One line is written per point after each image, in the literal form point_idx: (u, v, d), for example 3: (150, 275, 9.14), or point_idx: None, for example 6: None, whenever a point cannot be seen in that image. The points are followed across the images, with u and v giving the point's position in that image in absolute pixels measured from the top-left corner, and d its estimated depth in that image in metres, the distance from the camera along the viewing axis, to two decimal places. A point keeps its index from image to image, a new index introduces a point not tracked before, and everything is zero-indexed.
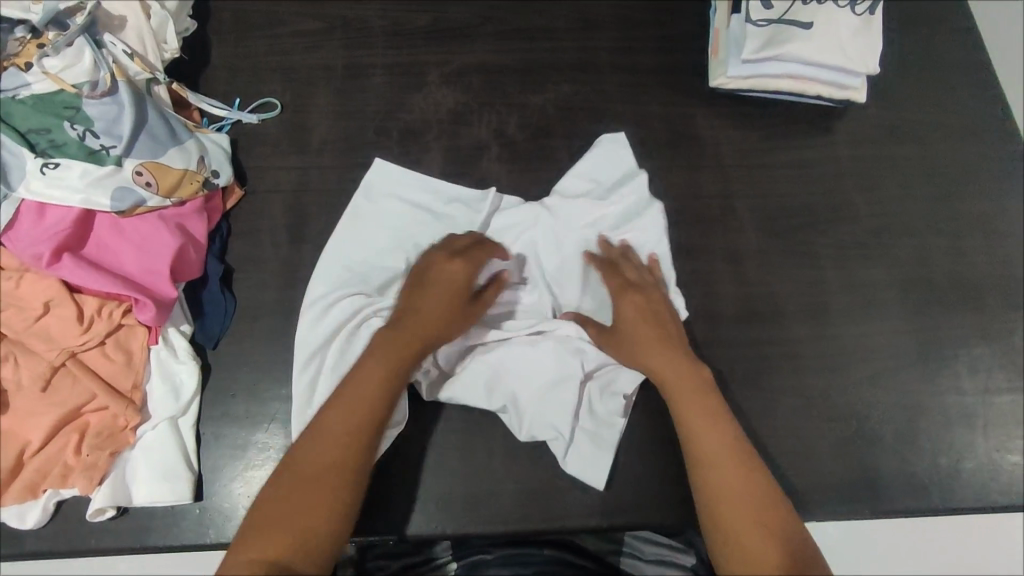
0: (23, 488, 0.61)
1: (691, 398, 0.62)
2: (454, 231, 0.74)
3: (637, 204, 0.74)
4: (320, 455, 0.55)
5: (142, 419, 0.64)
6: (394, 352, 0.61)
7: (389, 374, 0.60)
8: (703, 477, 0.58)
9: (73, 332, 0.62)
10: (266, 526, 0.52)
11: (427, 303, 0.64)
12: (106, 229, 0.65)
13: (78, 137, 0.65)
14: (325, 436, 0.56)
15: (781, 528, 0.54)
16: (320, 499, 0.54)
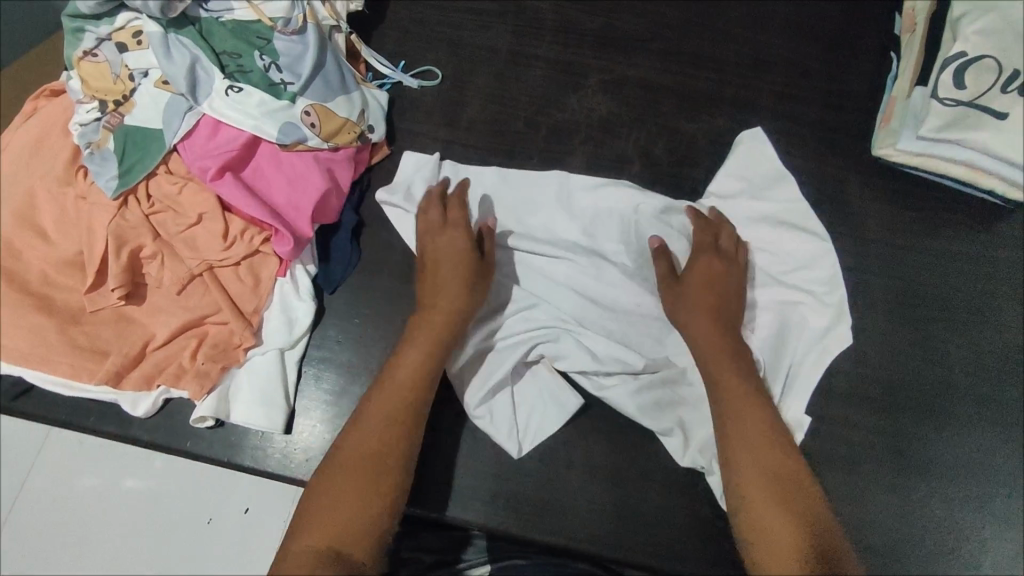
0: (140, 378, 0.65)
1: (727, 369, 0.66)
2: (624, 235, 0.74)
3: (791, 208, 0.77)
4: (366, 436, 0.60)
5: (255, 343, 0.67)
6: (404, 344, 0.65)
7: (423, 358, 0.64)
8: (730, 456, 0.61)
9: (216, 246, 0.66)
10: (327, 507, 0.56)
11: (447, 281, 0.67)
12: (266, 158, 0.69)
13: (264, 68, 0.68)
14: (362, 425, 0.61)
15: (795, 499, 0.58)
16: (375, 488, 0.58)
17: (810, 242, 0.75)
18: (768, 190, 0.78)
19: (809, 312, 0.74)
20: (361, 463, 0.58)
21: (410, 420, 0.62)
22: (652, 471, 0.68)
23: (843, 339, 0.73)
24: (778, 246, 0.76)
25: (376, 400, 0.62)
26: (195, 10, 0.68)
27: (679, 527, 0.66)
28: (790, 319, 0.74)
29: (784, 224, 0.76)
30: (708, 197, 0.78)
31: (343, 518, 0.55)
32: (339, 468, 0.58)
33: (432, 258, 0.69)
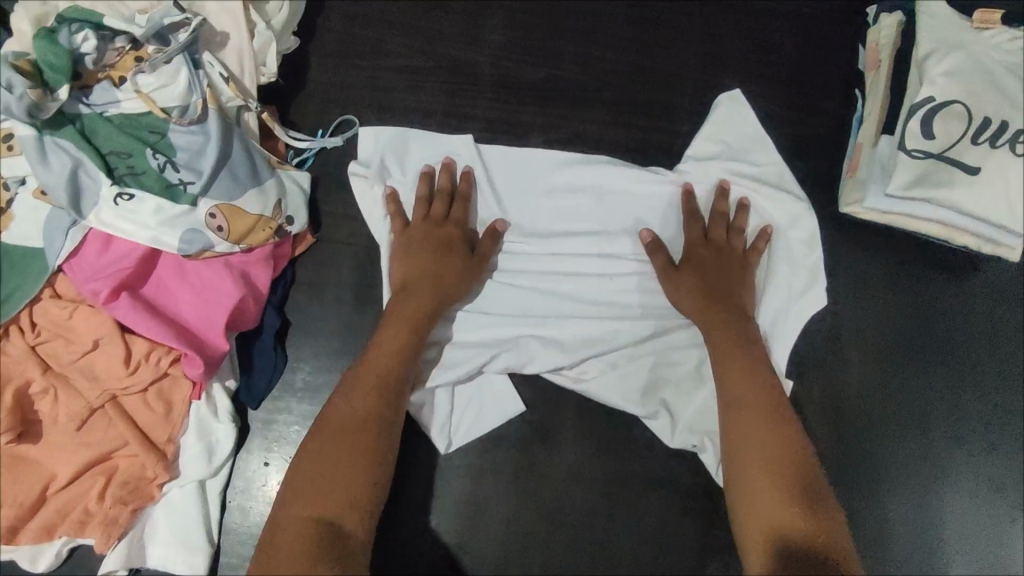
0: (40, 528, 0.58)
1: (727, 337, 0.64)
2: (601, 201, 0.70)
3: (770, 171, 0.73)
4: (352, 405, 0.57)
5: (170, 477, 0.60)
6: (393, 314, 0.62)
7: (414, 330, 0.62)
8: (733, 430, 0.60)
9: (118, 374, 0.59)
10: (313, 481, 0.53)
11: (439, 278, 0.64)
12: (169, 268, 0.61)
13: (158, 168, 0.61)
14: (352, 390, 0.58)
15: (796, 466, 0.56)
16: (366, 461, 0.55)
17: (792, 204, 0.71)
18: (745, 153, 0.73)
19: (790, 282, 0.71)
20: (351, 434, 0.55)
21: (399, 394, 0.59)
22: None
23: (818, 302, 0.70)
24: (760, 206, 0.72)
25: (365, 369, 0.59)
26: (75, 106, 0.60)
27: None
28: (771, 287, 0.71)
29: (766, 185, 0.71)
30: (686, 159, 0.72)
31: (329, 488, 0.53)
32: (327, 441, 0.55)
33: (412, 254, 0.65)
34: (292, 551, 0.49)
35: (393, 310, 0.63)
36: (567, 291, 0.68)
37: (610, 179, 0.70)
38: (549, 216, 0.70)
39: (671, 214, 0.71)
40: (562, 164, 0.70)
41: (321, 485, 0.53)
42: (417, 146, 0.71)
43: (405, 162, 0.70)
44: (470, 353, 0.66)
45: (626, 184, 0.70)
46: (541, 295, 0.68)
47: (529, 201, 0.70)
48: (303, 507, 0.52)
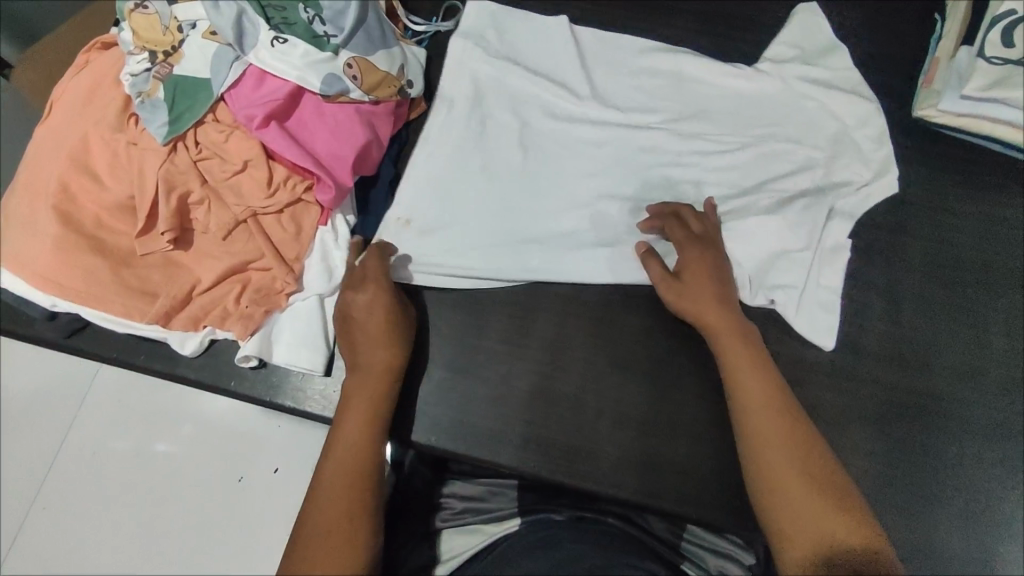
0: (188, 319, 0.67)
1: (750, 376, 0.61)
2: (683, 85, 0.79)
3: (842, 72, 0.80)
4: (339, 507, 0.56)
5: (297, 289, 0.69)
6: (345, 405, 0.62)
7: (368, 421, 0.62)
8: (747, 428, 0.59)
9: (260, 194, 0.68)
10: (314, 564, 0.53)
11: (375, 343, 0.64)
12: (309, 109, 0.70)
13: (307, 20, 0.70)
14: (330, 479, 0.58)
15: (819, 470, 0.56)
16: (349, 537, 0.55)
17: (862, 100, 0.78)
18: (819, 57, 0.81)
19: (863, 174, 0.76)
20: (337, 531, 0.55)
21: (375, 495, 0.59)
22: (682, 423, 0.69)
23: (892, 185, 0.77)
24: (834, 100, 0.78)
25: (338, 461, 0.59)
26: None
27: (708, 479, 0.67)
28: (848, 165, 0.76)
29: (835, 88, 0.78)
30: (762, 60, 0.80)
31: (333, 533, 0.55)
32: (317, 527, 0.55)
33: (350, 308, 0.66)
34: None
35: (348, 406, 0.62)
36: (649, 159, 0.76)
37: (695, 69, 0.79)
38: (634, 92, 0.79)
39: (745, 101, 0.79)
40: (650, 50, 0.80)
41: (324, 528, 0.55)
42: (518, 31, 0.80)
43: (511, 41, 0.80)
44: (554, 198, 0.75)
45: (709, 73, 0.79)
46: (628, 157, 0.76)
47: (619, 76, 0.79)
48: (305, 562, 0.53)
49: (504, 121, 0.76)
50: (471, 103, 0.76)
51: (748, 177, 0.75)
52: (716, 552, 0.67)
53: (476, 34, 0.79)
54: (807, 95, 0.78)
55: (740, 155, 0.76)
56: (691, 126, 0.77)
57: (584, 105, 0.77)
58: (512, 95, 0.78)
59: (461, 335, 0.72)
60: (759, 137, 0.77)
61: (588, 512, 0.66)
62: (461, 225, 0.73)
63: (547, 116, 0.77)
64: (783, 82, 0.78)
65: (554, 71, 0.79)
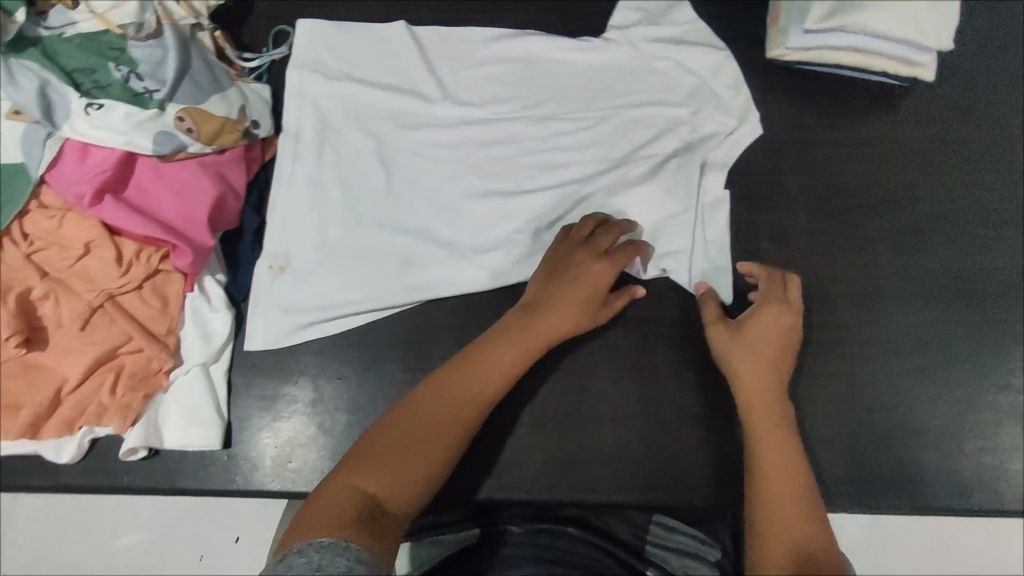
0: (60, 424, 0.62)
1: (763, 415, 0.57)
2: (533, 71, 0.79)
3: (686, 28, 0.80)
4: (437, 417, 0.56)
5: (175, 364, 0.65)
6: (528, 326, 0.61)
7: (530, 340, 0.61)
8: (762, 488, 0.53)
9: (112, 274, 0.63)
10: (384, 460, 0.53)
11: (564, 283, 0.63)
12: (147, 173, 0.65)
13: (122, 79, 0.64)
14: (449, 389, 0.57)
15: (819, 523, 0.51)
16: (434, 448, 0.54)
17: (711, 53, 0.79)
18: (662, 17, 0.80)
19: (728, 126, 0.76)
20: (393, 465, 0.52)
21: (478, 417, 0.57)
22: (599, 410, 0.68)
23: (756, 130, 0.77)
24: (682, 62, 0.79)
25: (467, 372, 0.58)
26: (35, 30, 0.64)
27: (634, 460, 0.67)
28: (710, 119, 0.76)
29: (684, 43, 0.79)
30: (609, 32, 0.80)
31: (396, 470, 0.52)
32: (405, 423, 0.55)
33: (563, 259, 0.65)
34: (335, 509, 0.48)
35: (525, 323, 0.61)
36: (513, 153, 0.76)
37: (543, 53, 0.80)
38: (483, 87, 0.78)
39: (594, 77, 0.79)
40: (493, 42, 0.80)
41: (390, 461, 0.52)
42: (354, 46, 0.79)
43: (348, 58, 0.79)
44: (421, 208, 0.73)
45: (555, 54, 0.80)
46: (493, 154, 0.76)
47: (465, 72, 0.79)
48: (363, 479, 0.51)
49: (355, 142, 0.75)
50: (319, 132, 0.75)
51: (611, 151, 0.76)
52: (681, 551, 0.64)
53: (313, 61, 0.78)
54: (658, 56, 0.79)
55: (596, 131, 0.76)
56: (544, 111, 0.78)
57: (434, 111, 0.77)
58: (359, 115, 0.76)
59: (363, 373, 0.69)
60: (612, 111, 0.77)
61: (544, 523, 0.63)
62: (332, 257, 0.71)
63: (399, 129, 0.76)
64: (631, 48, 0.79)
65: (402, 81, 0.78)
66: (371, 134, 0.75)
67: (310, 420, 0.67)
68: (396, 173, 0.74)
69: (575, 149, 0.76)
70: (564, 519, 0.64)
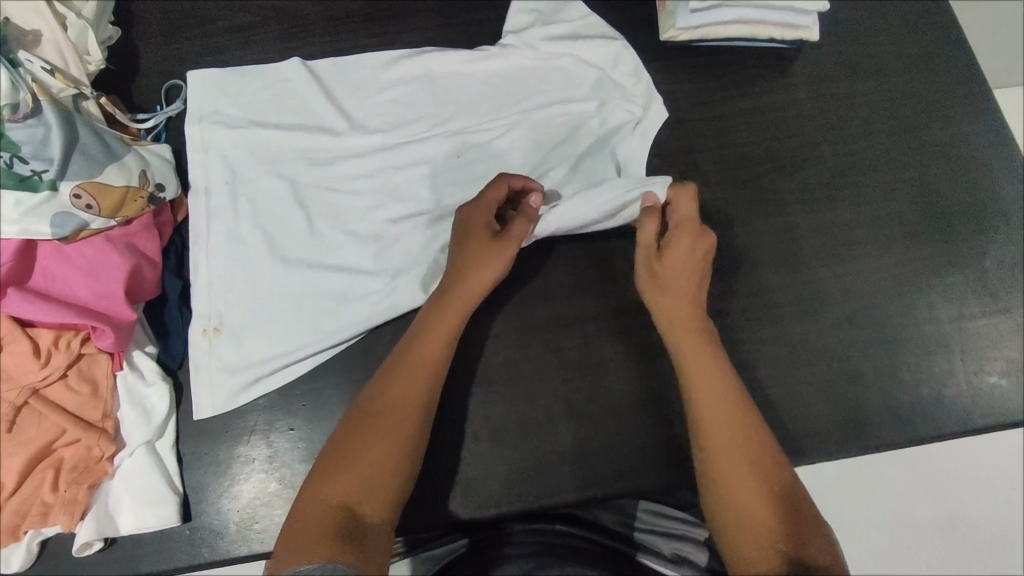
0: (4, 533, 0.59)
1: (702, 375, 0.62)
2: (437, 88, 0.79)
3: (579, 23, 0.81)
4: (390, 413, 0.58)
5: (118, 447, 0.63)
6: (451, 299, 0.63)
7: (448, 309, 0.63)
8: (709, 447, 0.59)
9: (31, 368, 0.60)
10: (348, 467, 0.55)
11: (469, 250, 0.64)
12: (51, 257, 0.63)
13: (5, 164, 0.61)
14: (396, 380, 0.60)
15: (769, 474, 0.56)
16: (395, 439, 0.57)
17: (607, 44, 0.80)
18: (555, 16, 0.81)
19: (636, 115, 0.78)
20: (357, 469, 0.55)
21: (427, 405, 0.60)
22: (556, 412, 0.69)
23: (663, 113, 0.79)
24: (582, 57, 0.80)
25: (406, 362, 0.61)
26: None
27: (597, 455, 0.68)
28: (616, 111, 0.78)
29: (580, 38, 0.80)
30: (505, 37, 0.80)
31: (361, 472, 0.55)
32: (362, 425, 0.57)
33: (463, 227, 0.66)
34: (314, 529, 0.51)
35: (451, 296, 0.64)
36: (430, 172, 0.75)
37: (444, 68, 0.79)
38: (391, 111, 0.78)
39: (498, 84, 0.79)
40: (391, 65, 0.79)
41: (353, 465, 0.55)
42: (252, 91, 0.77)
43: (247, 104, 0.77)
44: (346, 243, 0.72)
45: (456, 67, 0.79)
46: (410, 176, 0.75)
47: (369, 98, 0.78)
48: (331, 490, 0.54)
49: (269, 188, 0.74)
50: (230, 184, 0.74)
51: (528, 156, 0.77)
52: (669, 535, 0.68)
53: (211, 112, 0.76)
54: (558, 54, 0.80)
55: (509, 139, 0.77)
56: (455, 125, 0.77)
57: (345, 143, 0.76)
58: (268, 159, 0.75)
59: (318, 418, 0.68)
60: (522, 116, 0.78)
61: (535, 523, 0.66)
62: (264, 307, 0.70)
63: (312, 167, 0.75)
64: (531, 50, 0.80)
65: (307, 118, 0.77)
66: (284, 178, 0.74)
67: (270, 477, 0.66)
68: (316, 212, 0.73)
69: (490, 159, 0.76)
70: (553, 517, 0.68)
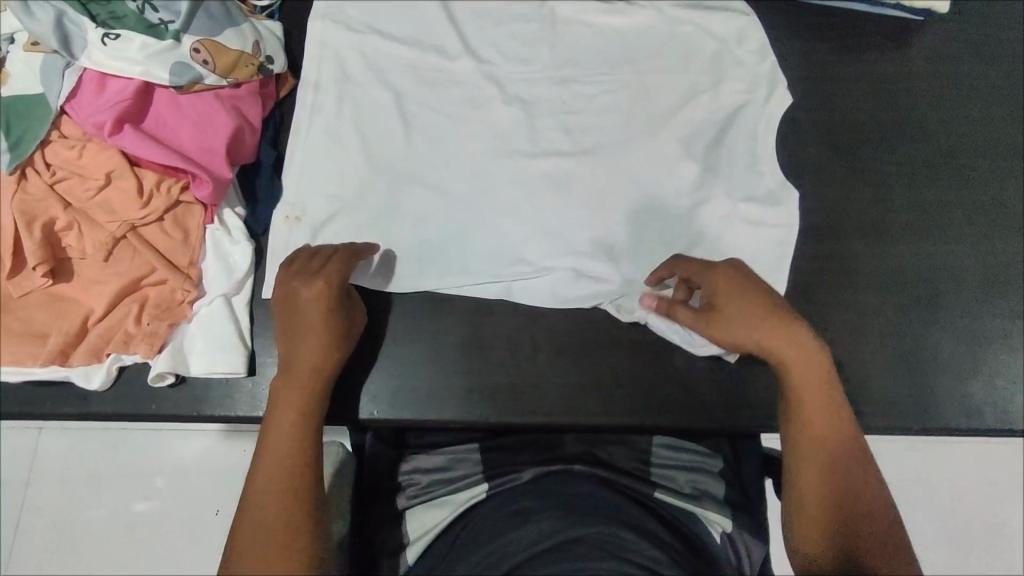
0: (89, 351, 0.63)
1: (808, 392, 0.58)
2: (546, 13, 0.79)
3: None
4: (274, 496, 0.53)
5: (199, 295, 0.65)
6: (305, 366, 0.58)
7: (314, 403, 0.58)
8: (796, 477, 0.58)
9: (133, 204, 0.63)
10: (253, 567, 0.51)
11: (314, 327, 0.59)
12: (165, 104, 0.65)
13: (137, 10, 0.64)
14: (270, 461, 0.55)
15: (854, 499, 0.56)
16: (290, 517, 0.53)
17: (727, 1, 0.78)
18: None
19: (751, 96, 0.76)
20: (264, 554, 0.51)
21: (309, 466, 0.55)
22: (618, 339, 0.70)
23: (784, 100, 0.75)
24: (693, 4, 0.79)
25: (271, 438, 0.56)
26: None
27: (652, 385, 0.68)
28: (722, 61, 0.77)
29: (706, 9, 0.79)
30: None
31: (271, 566, 0.51)
32: (256, 508, 0.53)
33: (298, 312, 0.59)
34: None
35: (290, 371, 0.58)
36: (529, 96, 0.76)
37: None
38: (506, 45, 0.78)
39: (616, 39, 0.78)
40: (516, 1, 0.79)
41: (259, 559, 0.51)
42: None
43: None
44: (439, 146, 0.74)
45: (578, 14, 0.79)
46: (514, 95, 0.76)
47: (487, 28, 0.78)
48: None
49: (372, 85, 0.75)
50: (338, 82, 0.75)
51: (631, 107, 0.76)
52: (685, 468, 0.67)
53: (334, 12, 0.77)
54: (681, 21, 0.78)
55: (619, 91, 0.76)
56: (561, 52, 0.78)
57: (449, 54, 0.77)
58: (378, 66, 0.76)
59: (387, 307, 0.70)
60: (635, 76, 0.77)
61: (556, 466, 0.65)
62: (353, 200, 0.71)
63: (419, 83, 0.76)
64: (656, 11, 0.79)
65: (419, 22, 0.78)
66: (389, 85, 0.76)
67: None
68: (413, 112, 0.75)
69: (587, 88, 0.77)
70: (572, 458, 0.66)
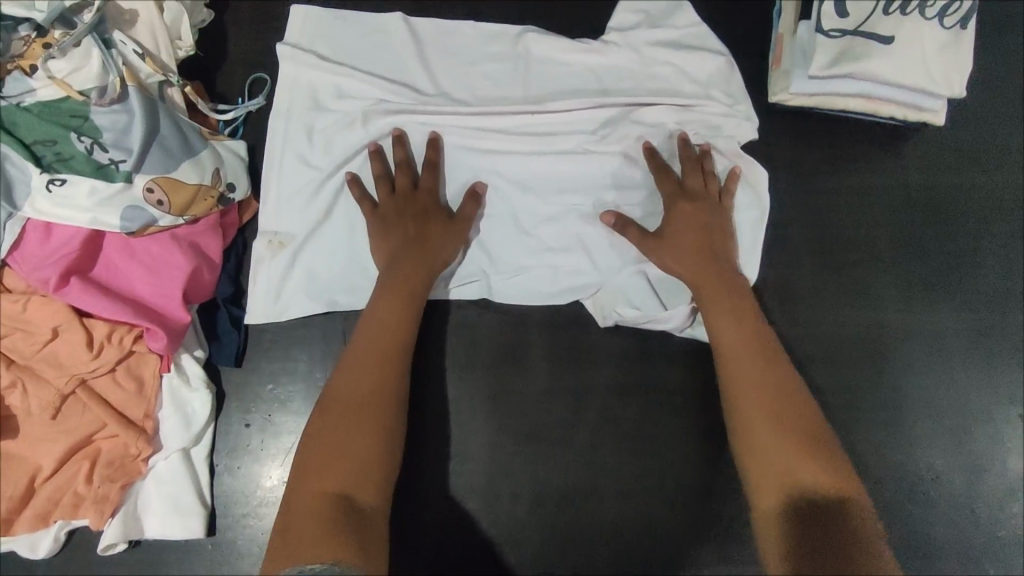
0: (34, 517, 0.60)
1: (724, 308, 0.62)
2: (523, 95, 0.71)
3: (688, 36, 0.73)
4: (355, 399, 0.56)
5: (154, 450, 0.62)
6: (386, 323, 0.60)
7: (406, 299, 0.61)
8: (737, 402, 0.57)
9: (82, 357, 0.60)
10: (321, 457, 0.52)
11: (395, 303, 0.61)
12: (117, 249, 0.62)
13: (86, 150, 0.60)
14: (353, 362, 0.59)
15: (794, 412, 0.55)
16: (371, 419, 0.55)
17: (711, 58, 0.72)
18: (666, 19, 0.73)
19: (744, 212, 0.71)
20: (335, 447, 0.53)
21: (401, 359, 0.60)
22: (602, 486, 0.68)
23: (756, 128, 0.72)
24: (683, 67, 0.72)
25: (373, 332, 0.60)
26: None
27: (635, 533, 0.68)
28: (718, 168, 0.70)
29: (684, 47, 0.72)
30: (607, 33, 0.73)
31: (348, 461, 0.52)
32: (331, 414, 0.55)
33: (392, 217, 0.64)
34: (307, 524, 0.47)
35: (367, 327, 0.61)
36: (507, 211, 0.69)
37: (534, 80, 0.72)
38: (481, 99, 0.71)
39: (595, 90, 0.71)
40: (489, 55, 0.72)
41: (334, 458, 0.52)
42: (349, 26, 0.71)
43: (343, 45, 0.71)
44: None
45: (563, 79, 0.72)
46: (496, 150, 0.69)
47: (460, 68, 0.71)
48: (315, 484, 0.51)
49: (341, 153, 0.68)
50: (309, 114, 0.69)
51: (615, 174, 0.69)
52: None
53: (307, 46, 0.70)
54: (658, 61, 0.72)
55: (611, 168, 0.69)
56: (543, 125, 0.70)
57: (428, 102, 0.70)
58: None
59: None
60: (620, 112, 0.70)
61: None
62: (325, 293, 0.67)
63: None
64: (633, 51, 0.72)
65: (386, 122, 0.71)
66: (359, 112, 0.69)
67: None
68: None
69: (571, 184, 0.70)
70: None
